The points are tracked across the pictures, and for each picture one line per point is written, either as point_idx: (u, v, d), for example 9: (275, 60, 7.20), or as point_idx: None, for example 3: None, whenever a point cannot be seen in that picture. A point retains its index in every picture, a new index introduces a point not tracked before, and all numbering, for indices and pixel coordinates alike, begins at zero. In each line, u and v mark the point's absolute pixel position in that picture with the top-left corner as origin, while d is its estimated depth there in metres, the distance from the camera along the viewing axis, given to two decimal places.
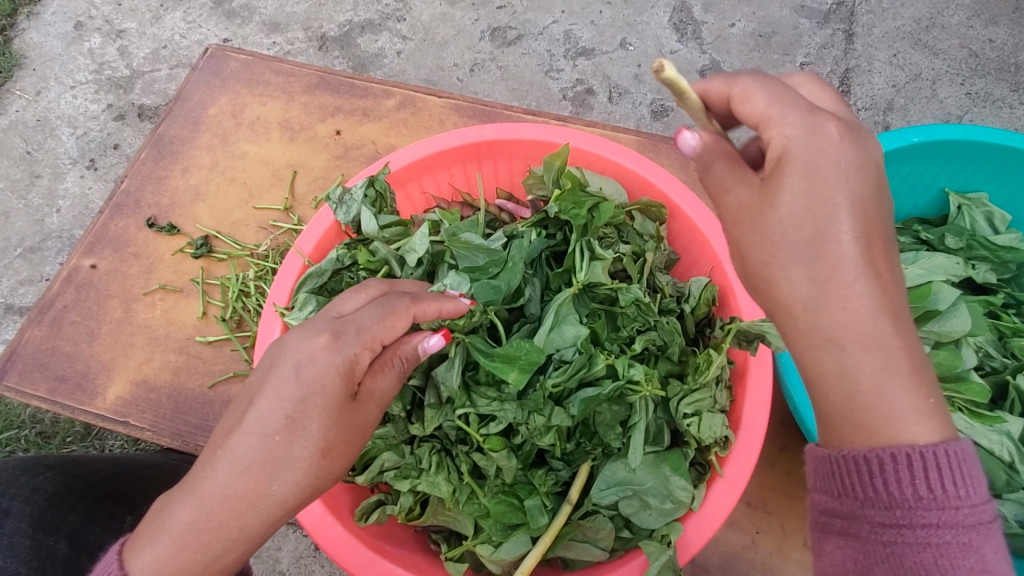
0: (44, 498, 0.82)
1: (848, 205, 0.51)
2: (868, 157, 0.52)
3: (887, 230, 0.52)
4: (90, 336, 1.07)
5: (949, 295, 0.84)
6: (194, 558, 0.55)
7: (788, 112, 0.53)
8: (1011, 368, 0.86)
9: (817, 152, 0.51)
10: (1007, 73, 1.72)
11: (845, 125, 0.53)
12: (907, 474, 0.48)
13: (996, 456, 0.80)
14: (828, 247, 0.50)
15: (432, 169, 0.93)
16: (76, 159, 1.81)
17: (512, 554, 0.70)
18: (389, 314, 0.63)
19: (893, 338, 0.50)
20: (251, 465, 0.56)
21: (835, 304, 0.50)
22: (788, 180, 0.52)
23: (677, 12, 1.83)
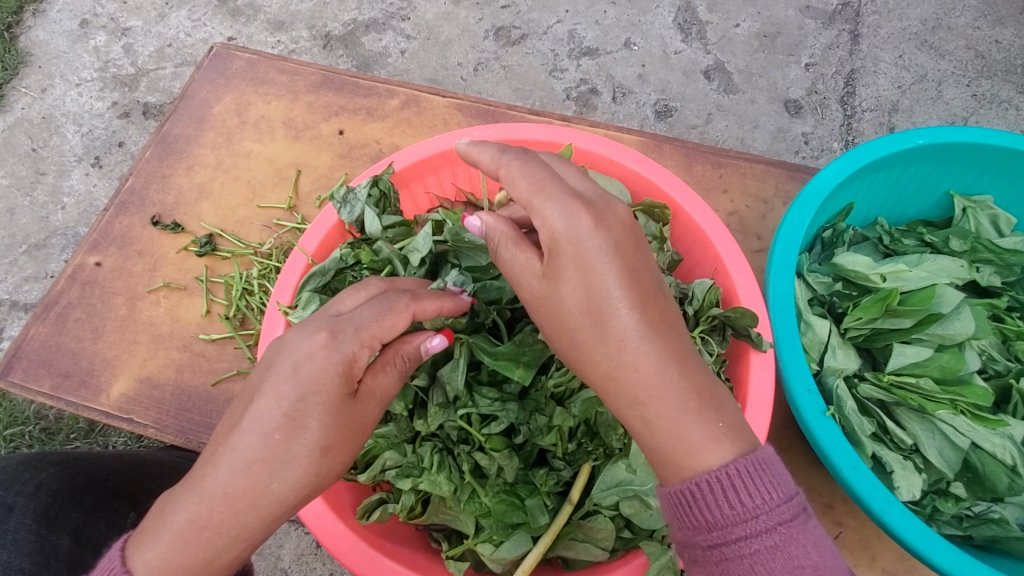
0: (48, 494, 0.83)
1: (617, 280, 0.56)
2: (617, 226, 0.58)
3: (655, 290, 0.58)
4: (94, 333, 1.08)
5: (952, 298, 0.84)
6: (195, 555, 0.56)
7: (545, 199, 0.58)
8: (1015, 372, 0.86)
9: (578, 240, 0.56)
10: (1013, 75, 1.72)
11: (595, 205, 0.58)
12: (710, 495, 0.51)
13: (999, 459, 0.79)
14: (610, 323, 0.56)
15: (436, 169, 0.93)
16: (81, 156, 1.82)
17: (513, 553, 0.70)
18: (385, 311, 0.62)
19: (680, 386, 0.55)
20: (251, 462, 0.56)
21: (631, 370, 0.55)
22: (563, 265, 0.57)
23: (681, 12, 1.83)
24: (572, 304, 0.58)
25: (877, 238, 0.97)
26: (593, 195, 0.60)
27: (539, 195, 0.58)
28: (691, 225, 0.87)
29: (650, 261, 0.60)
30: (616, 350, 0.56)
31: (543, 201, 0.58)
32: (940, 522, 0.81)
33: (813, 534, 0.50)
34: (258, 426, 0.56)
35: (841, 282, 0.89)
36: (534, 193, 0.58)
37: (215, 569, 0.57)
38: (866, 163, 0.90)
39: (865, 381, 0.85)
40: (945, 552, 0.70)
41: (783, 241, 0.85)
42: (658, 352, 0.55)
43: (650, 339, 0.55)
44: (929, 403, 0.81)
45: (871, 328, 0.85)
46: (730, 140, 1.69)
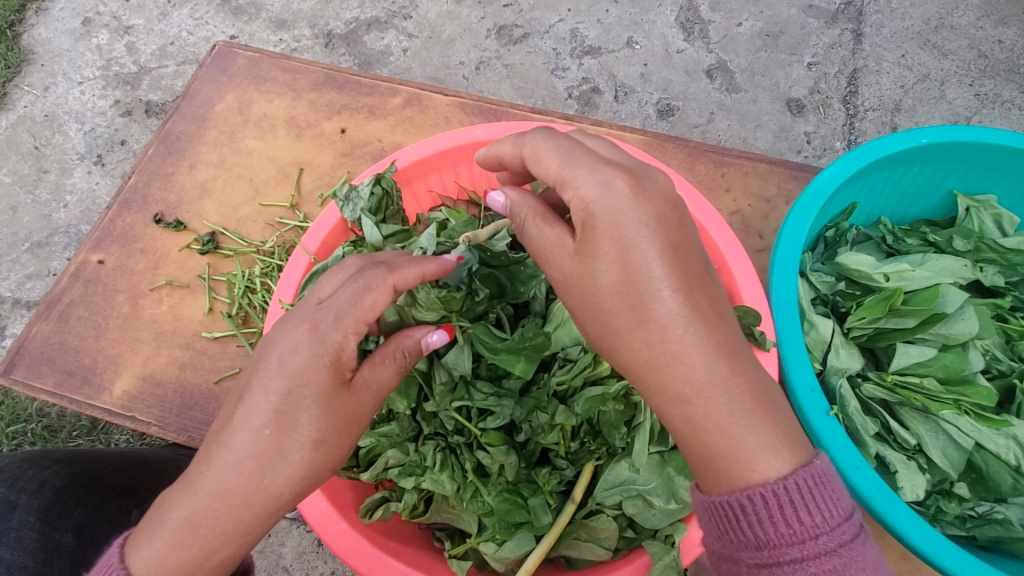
0: (51, 492, 0.83)
1: (658, 257, 0.55)
2: (658, 197, 0.57)
3: (699, 269, 0.57)
4: (97, 331, 1.08)
5: (957, 298, 0.83)
6: (191, 552, 0.56)
7: (579, 169, 0.57)
8: (1018, 372, 0.85)
9: (614, 212, 0.56)
10: (1016, 74, 1.71)
11: (633, 173, 0.58)
12: (767, 512, 0.51)
13: (1002, 459, 0.79)
14: (651, 307, 0.55)
15: (438, 167, 0.93)
16: (83, 154, 1.82)
17: (515, 553, 0.70)
18: (364, 290, 0.60)
19: (727, 376, 0.54)
20: (244, 459, 0.56)
21: (675, 361, 0.54)
22: (601, 245, 0.57)
23: (684, 11, 1.83)
24: (608, 283, 0.57)
25: (880, 236, 0.97)
26: (630, 164, 0.59)
27: (572, 166, 0.58)
28: (695, 225, 0.86)
29: (692, 237, 0.59)
30: (657, 335, 0.55)
31: (578, 171, 0.57)
32: (943, 523, 0.81)
33: (871, 557, 0.51)
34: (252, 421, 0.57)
35: (844, 281, 0.89)
36: (566, 165, 0.58)
37: (210, 567, 0.57)
38: (869, 162, 0.89)
39: (868, 381, 0.85)
40: (951, 553, 0.70)
41: (787, 238, 0.85)
42: (704, 340, 0.54)
43: (695, 325, 0.55)
44: (933, 403, 0.81)
45: (874, 327, 0.85)
46: (732, 139, 1.68)
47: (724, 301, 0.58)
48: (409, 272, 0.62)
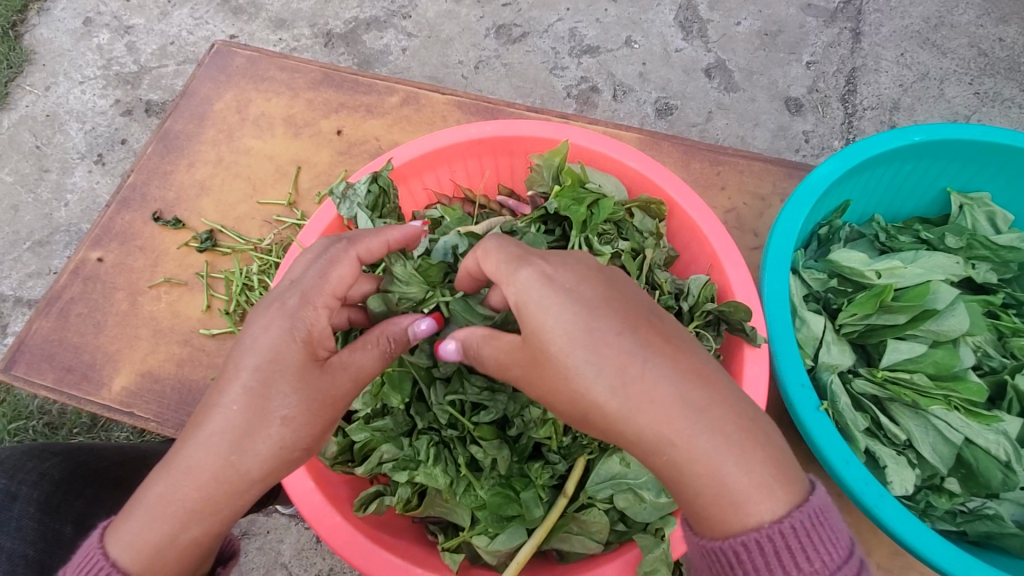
0: (50, 484, 0.83)
1: (592, 316, 0.56)
2: (576, 263, 0.60)
3: (642, 316, 0.57)
4: (96, 328, 1.09)
5: (947, 295, 0.84)
6: (161, 533, 0.57)
7: (502, 254, 0.61)
8: (1010, 368, 0.86)
9: (537, 278, 0.58)
10: (1016, 73, 1.71)
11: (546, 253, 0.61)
12: (764, 561, 0.49)
13: (992, 454, 0.79)
14: (604, 358, 0.55)
15: (434, 165, 0.94)
16: (84, 153, 1.83)
17: (508, 545, 0.71)
18: (330, 265, 0.64)
19: (706, 411, 0.52)
20: (212, 435, 0.58)
21: (647, 404, 0.53)
22: (536, 304, 0.57)
23: (683, 10, 1.83)
24: (558, 342, 0.56)
25: (873, 234, 0.97)
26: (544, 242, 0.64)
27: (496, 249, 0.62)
28: (687, 222, 0.87)
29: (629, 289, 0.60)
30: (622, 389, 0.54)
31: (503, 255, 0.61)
32: (933, 517, 0.82)
33: None
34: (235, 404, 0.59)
35: (836, 279, 0.90)
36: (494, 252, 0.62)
37: (179, 549, 0.57)
38: (861, 161, 0.90)
39: (859, 377, 0.85)
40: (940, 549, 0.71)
41: (780, 235, 0.85)
42: (669, 377, 0.53)
43: (659, 369, 0.53)
44: (923, 399, 0.81)
45: (867, 323, 0.85)
46: (730, 138, 1.69)
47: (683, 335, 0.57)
48: (370, 243, 0.68)
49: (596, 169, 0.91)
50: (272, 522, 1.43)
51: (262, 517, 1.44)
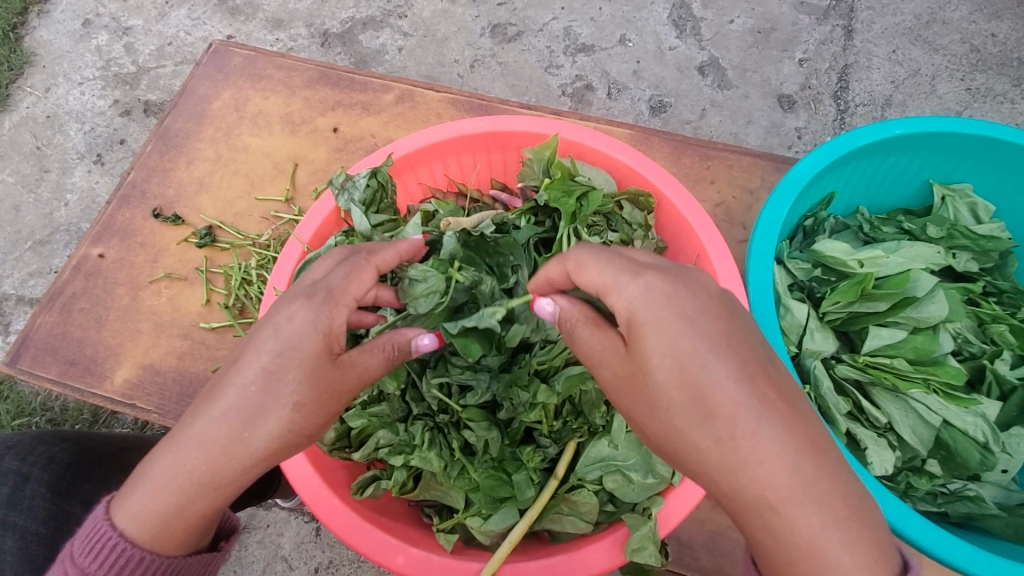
0: (60, 467, 0.86)
1: (711, 353, 0.53)
2: (698, 290, 0.57)
3: (759, 357, 0.55)
4: (98, 322, 1.11)
5: (927, 283, 0.87)
6: (169, 503, 0.59)
7: (616, 275, 0.58)
8: (988, 354, 0.88)
9: (661, 309, 0.55)
10: (1009, 68, 1.74)
11: (668, 272, 0.58)
12: None
13: (972, 437, 0.81)
14: (716, 404, 0.52)
15: (428, 160, 0.96)
16: (83, 153, 1.85)
17: (501, 525, 0.73)
18: (354, 272, 0.67)
19: (813, 477, 0.50)
20: (224, 411, 0.59)
21: (758, 461, 0.50)
22: (650, 338, 0.55)
23: (677, 9, 1.86)
24: (665, 379, 0.54)
25: (858, 225, 1.00)
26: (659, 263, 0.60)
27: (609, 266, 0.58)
28: (674, 214, 0.90)
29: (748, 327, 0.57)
30: (729, 438, 0.52)
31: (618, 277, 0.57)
32: (915, 499, 0.85)
33: None
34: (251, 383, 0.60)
35: (820, 268, 0.92)
36: (607, 272, 0.58)
37: (183, 520, 0.60)
38: (845, 153, 0.92)
39: (842, 362, 0.88)
40: (946, 545, 0.73)
41: (764, 227, 0.87)
42: (782, 433, 0.51)
43: (778, 429, 0.51)
44: (902, 382, 0.83)
45: (849, 311, 0.88)
46: (723, 135, 1.71)
47: (801, 396, 0.54)
48: (387, 255, 0.71)
49: (586, 163, 0.93)
50: (272, 516, 1.45)
51: (262, 510, 1.46)
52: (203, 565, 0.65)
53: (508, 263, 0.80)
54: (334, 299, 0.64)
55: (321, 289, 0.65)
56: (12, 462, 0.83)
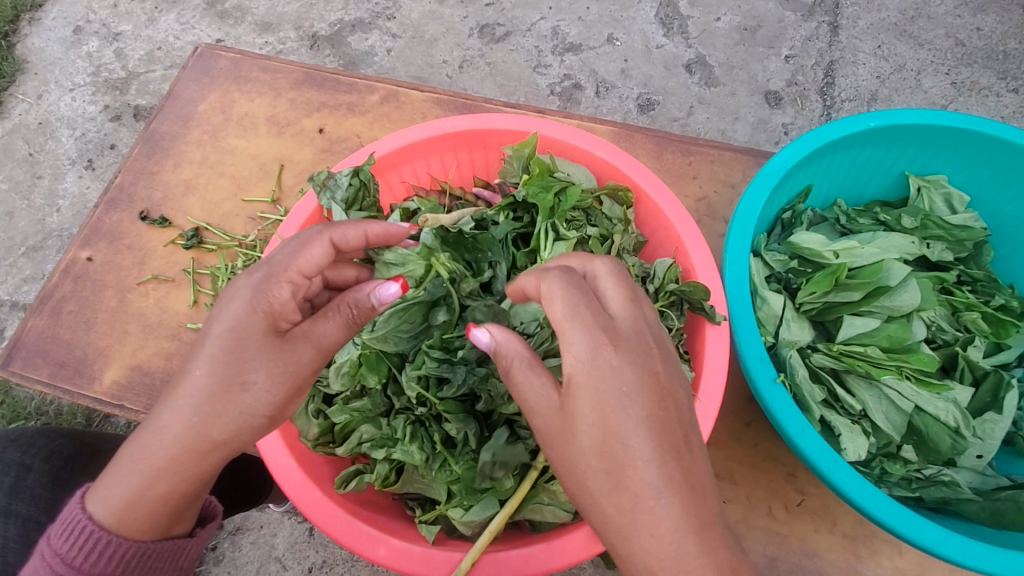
0: (60, 459, 0.91)
1: (638, 427, 0.56)
2: (643, 364, 0.58)
3: (681, 440, 0.57)
4: (88, 324, 1.12)
5: (900, 272, 0.90)
6: (133, 487, 0.63)
7: (575, 332, 0.59)
8: (961, 341, 0.92)
9: (597, 375, 0.57)
10: (993, 62, 1.76)
11: (622, 339, 0.59)
12: None
13: (943, 422, 0.85)
14: (626, 473, 0.55)
15: (411, 159, 0.97)
16: (74, 159, 1.85)
17: (480, 516, 0.75)
18: (305, 246, 0.67)
19: (696, 556, 0.53)
20: (178, 399, 0.63)
21: (649, 532, 0.53)
22: (580, 401, 0.58)
23: (663, 8, 1.88)
24: (586, 443, 0.57)
25: (835, 218, 1.02)
26: (623, 326, 0.60)
27: (570, 325, 0.59)
28: (654, 208, 0.91)
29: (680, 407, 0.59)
30: (631, 504, 0.55)
31: (572, 336, 0.59)
32: (890, 484, 0.86)
33: None
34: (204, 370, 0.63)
35: (796, 260, 0.94)
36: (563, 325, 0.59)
37: (147, 504, 0.64)
38: (820, 146, 0.94)
39: (817, 352, 0.90)
40: (911, 524, 0.74)
41: (740, 222, 0.89)
42: (679, 514, 0.54)
43: (677, 510, 0.54)
44: (875, 369, 0.87)
45: (824, 301, 0.90)
46: (711, 131, 1.73)
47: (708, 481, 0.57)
48: (346, 231, 0.70)
49: (566, 159, 0.94)
50: (265, 517, 1.46)
51: (256, 511, 1.47)
52: (177, 550, 0.69)
53: (488, 259, 0.83)
54: (275, 275, 0.66)
55: (264, 268, 0.67)
56: (15, 453, 0.89)
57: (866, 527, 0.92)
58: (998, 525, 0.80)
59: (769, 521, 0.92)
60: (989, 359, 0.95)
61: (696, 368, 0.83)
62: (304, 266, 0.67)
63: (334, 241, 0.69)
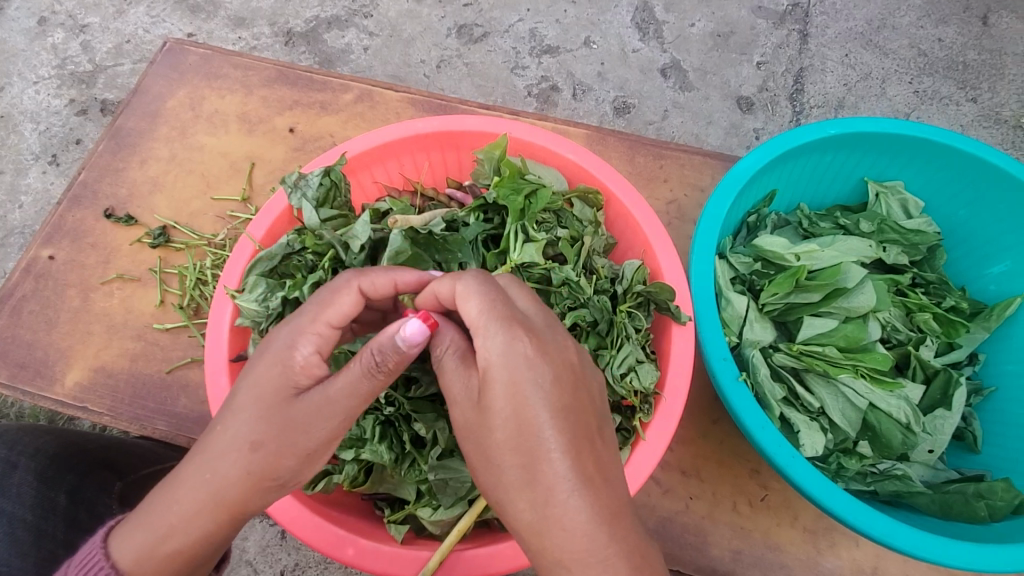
0: (47, 457, 0.92)
1: (549, 419, 0.58)
2: (560, 360, 0.60)
3: (590, 430, 0.60)
4: (48, 324, 1.09)
5: (856, 274, 0.94)
6: (145, 541, 0.64)
7: (491, 325, 0.60)
8: (913, 341, 0.97)
9: (515, 372, 0.59)
10: (954, 71, 1.83)
11: (537, 333, 0.61)
12: None
13: (896, 418, 0.89)
14: (543, 466, 0.57)
15: (382, 159, 0.97)
16: (38, 154, 1.80)
17: (450, 514, 0.76)
18: (334, 295, 0.67)
19: (608, 544, 0.55)
20: (199, 456, 0.64)
21: (581, 524, 0.56)
22: (494, 398, 0.59)
23: (639, 12, 1.91)
24: (503, 436, 0.59)
25: (797, 221, 1.05)
26: (535, 319, 0.63)
27: (486, 318, 0.61)
28: (622, 211, 0.92)
29: (588, 396, 0.62)
30: (548, 492, 0.56)
31: (490, 327, 0.60)
32: (847, 478, 0.89)
33: None
34: (226, 428, 0.63)
35: (760, 262, 0.97)
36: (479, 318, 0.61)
37: (157, 559, 0.63)
38: (782, 152, 0.96)
39: (778, 352, 0.94)
40: (864, 517, 0.76)
41: (705, 225, 0.91)
42: (589, 507, 0.56)
43: (586, 502, 0.56)
44: (832, 368, 0.90)
45: (785, 302, 0.94)
46: (685, 135, 1.76)
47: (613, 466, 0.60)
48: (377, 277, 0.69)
49: (537, 162, 0.95)
50: None
51: None
52: None
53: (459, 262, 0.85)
54: (303, 327, 0.66)
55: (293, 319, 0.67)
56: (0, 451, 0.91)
57: (826, 520, 0.95)
58: (944, 515, 0.84)
59: (732, 517, 0.94)
60: (942, 358, 1.01)
61: (662, 368, 0.85)
62: (330, 315, 0.66)
63: (363, 288, 0.68)
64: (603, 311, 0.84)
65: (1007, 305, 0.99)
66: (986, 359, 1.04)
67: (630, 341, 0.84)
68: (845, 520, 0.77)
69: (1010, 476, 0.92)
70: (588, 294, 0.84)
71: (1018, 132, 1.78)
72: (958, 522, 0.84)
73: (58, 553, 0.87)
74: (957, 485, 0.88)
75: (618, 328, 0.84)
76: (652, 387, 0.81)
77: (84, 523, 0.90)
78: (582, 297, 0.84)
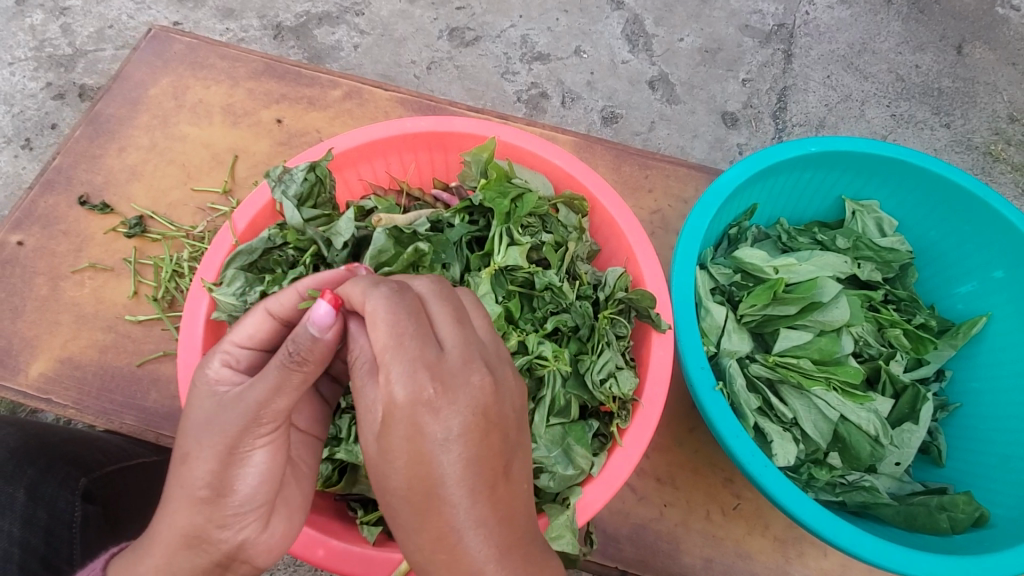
0: (7, 450, 0.90)
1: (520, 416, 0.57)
2: (467, 405, 0.54)
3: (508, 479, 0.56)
4: (14, 313, 1.05)
5: (832, 289, 0.96)
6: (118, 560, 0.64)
7: (393, 363, 0.54)
8: (884, 356, 1.00)
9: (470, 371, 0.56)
10: (929, 97, 1.89)
11: (442, 377, 0.54)
12: None
13: (865, 430, 0.92)
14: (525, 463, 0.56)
15: (369, 157, 0.97)
16: (11, 137, 1.75)
17: None
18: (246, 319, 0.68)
19: None
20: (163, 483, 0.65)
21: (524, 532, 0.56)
22: (394, 440, 0.54)
23: (630, 24, 1.93)
24: None
25: (777, 235, 1.07)
26: (450, 356, 0.56)
27: (388, 358, 0.55)
28: (607, 217, 0.93)
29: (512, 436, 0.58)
30: (450, 546, 0.53)
31: (392, 366, 0.54)
32: (816, 489, 0.91)
33: None
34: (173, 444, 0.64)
35: (739, 274, 0.99)
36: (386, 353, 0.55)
37: None
38: (764, 167, 0.98)
39: (755, 362, 0.96)
40: (832, 526, 0.78)
41: (688, 235, 0.92)
42: None
43: None
44: (805, 380, 0.93)
45: (763, 314, 0.96)
46: (671, 147, 1.79)
47: None
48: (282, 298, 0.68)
49: (524, 167, 0.96)
50: None
51: None
52: None
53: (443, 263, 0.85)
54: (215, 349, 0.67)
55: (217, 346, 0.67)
56: None
57: (795, 530, 0.97)
58: (909, 529, 0.87)
59: (705, 524, 0.95)
60: (910, 373, 1.05)
61: (641, 376, 0.85)
62: (237, 335, 0.67)
63: (269, 310, 0.68)
64: (585, 317, 0.85)
65: (972, 324, 1.03)
66: (952, 375, 1.07)
67: (609, 348, 0.84)
68: (818, 530, 0.78)
69: (971, 490, 0.95)
70: (570, 299, 0.85)
71: (988, 158, 1.85)
72: (927, 535, 0.87)
73: (10, 550, 0.83)
74: (921, 497, 0.91)
75: (599, 334, 0.85)
76: (630, 393, 0.81)
77: (46, 523, 0.87)
78: (565, 302, 0.86)
